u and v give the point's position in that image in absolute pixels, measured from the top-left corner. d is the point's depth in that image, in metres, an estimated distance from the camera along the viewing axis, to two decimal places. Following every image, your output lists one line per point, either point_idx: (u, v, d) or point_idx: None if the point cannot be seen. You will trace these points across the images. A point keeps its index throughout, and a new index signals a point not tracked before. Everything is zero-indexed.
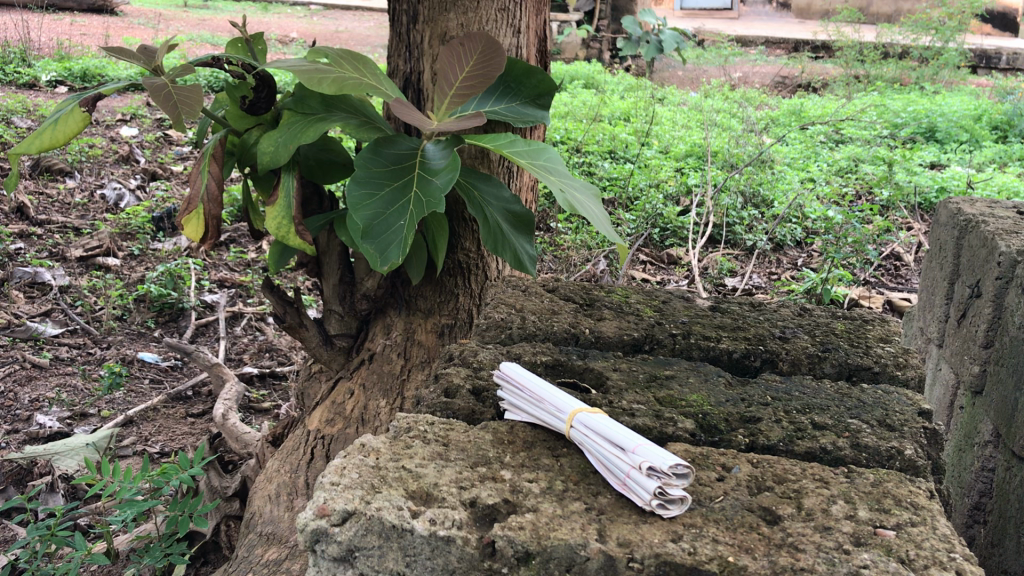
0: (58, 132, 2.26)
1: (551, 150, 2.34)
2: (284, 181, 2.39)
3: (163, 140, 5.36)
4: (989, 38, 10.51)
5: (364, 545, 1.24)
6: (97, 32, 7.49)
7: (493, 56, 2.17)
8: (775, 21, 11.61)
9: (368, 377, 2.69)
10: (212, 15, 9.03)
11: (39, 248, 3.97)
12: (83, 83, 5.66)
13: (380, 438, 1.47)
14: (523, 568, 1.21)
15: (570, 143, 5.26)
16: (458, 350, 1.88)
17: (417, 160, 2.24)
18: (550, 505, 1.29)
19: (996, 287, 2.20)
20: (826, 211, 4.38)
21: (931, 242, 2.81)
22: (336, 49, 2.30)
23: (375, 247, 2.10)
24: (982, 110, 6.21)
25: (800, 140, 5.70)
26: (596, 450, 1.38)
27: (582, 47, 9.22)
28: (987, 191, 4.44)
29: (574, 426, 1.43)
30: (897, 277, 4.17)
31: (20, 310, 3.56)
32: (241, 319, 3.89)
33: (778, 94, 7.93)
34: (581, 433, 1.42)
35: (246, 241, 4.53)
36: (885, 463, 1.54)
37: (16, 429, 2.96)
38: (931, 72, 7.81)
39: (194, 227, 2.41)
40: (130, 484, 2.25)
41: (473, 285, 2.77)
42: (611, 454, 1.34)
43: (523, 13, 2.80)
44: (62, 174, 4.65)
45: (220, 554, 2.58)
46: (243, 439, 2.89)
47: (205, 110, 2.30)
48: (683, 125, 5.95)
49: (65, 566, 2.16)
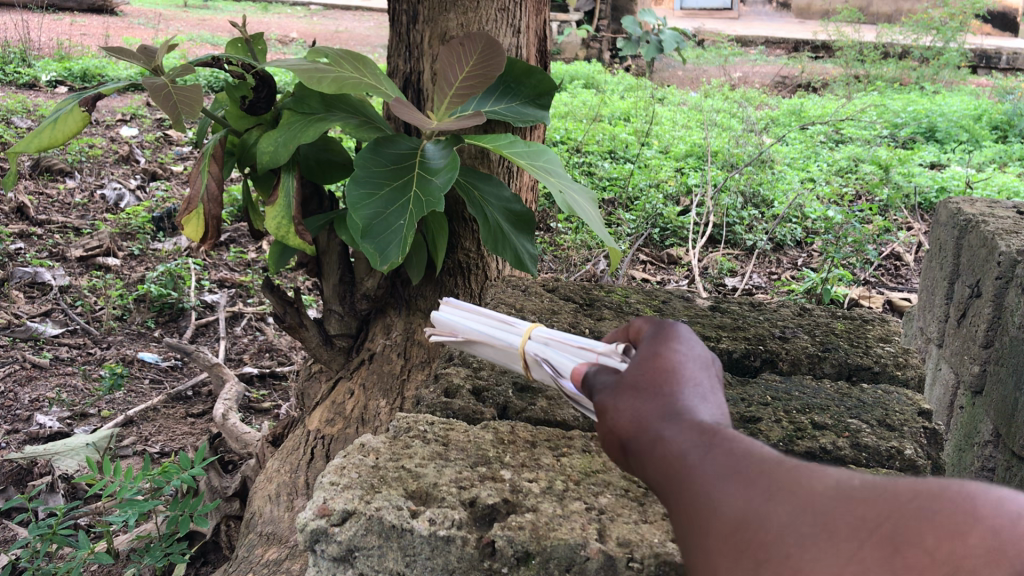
0: (58, 132, 2.26)
1: (549, 152, 2.35)
2: (284, 181, 2.39)
3: (163, 141, 5.37)
4: (989, 38, 10.49)
5: (363, 545, 1.24)
6: (97, 31, 7.47)
7: (493, 56, 2.16)
8: (775, 21, 11.60)
9: (368, 377, 2.70)
10: (213, 15, 8.93)
11: (39, 249, 3.96)
12: (83, 83, 5.67)
13: (380, 438, 1.47)
14: (523, 567, 1.21)
15: (569, 144, 5.27)
16: (458, 350, 1.89)
17: (417, 161, 2.24)
18: (549, 505, 1.28)
19: (996, 288, 2.20)
20: (826, 211, 4.39)
21: (930, 241, 2.82)
22: (335, 49, 2.30)
23: (374, 246, 2.10)
24: (982, 110, 6.21)
25: (800, 140, 5.69)
26: (556, 354, 1.29)
27: (582, 47, 9.22)
28: (987, 191, 4.45)
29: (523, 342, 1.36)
30: (897, 277, 4.16)
31: (20, 310, 3.56)
32: (241, 319, 3.90)
33: (778, 94, 7.92)
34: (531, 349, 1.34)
35: (245, 241, 4.53)
36: (884, 463, 1.54)
37: (16, 429, 2.96)
38: (932, 72, 7.80)
39: (194, 227, 2.40)
40: (131, 485, 2.24)
41: (473, 284, 2.78)
42: (574, 348, 1.27)
43: (523, 14, 2.79)
44: (62, 175, 4.64)
45: (220, 554, 2.58)
46: (243, 439, 2.90)
47: (205, 110, 2.30)
48: (683, 125, 5.95)
49: (65, 566, 2.15)
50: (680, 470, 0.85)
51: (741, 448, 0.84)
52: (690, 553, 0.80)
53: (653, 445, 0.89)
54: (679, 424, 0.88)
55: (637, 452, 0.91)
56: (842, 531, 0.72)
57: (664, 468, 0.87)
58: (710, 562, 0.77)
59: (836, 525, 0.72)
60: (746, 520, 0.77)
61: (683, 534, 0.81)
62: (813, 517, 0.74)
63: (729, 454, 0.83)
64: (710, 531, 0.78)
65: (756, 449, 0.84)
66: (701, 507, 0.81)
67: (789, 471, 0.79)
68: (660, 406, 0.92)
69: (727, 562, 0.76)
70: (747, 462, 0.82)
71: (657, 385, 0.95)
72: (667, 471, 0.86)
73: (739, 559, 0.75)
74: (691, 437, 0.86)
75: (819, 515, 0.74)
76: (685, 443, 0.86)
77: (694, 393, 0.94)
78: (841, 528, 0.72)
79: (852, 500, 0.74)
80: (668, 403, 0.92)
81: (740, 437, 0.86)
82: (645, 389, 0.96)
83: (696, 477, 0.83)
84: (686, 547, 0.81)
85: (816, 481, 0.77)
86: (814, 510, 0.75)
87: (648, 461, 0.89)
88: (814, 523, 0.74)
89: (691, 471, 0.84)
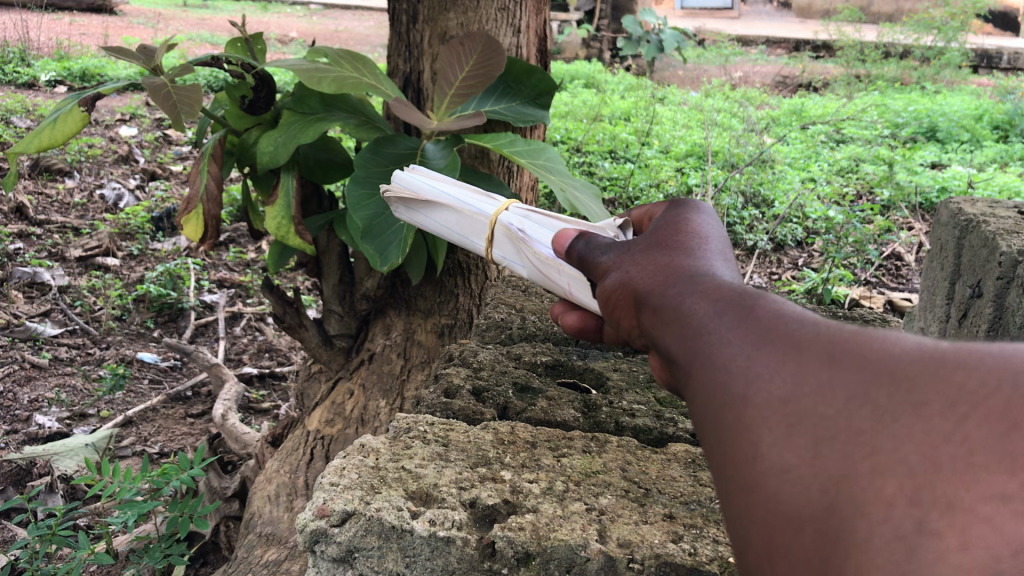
0: (57, 132, 2.25)
1: (551, 150, 2.35)
2: (284, 181, 2.38)
3: (163, 141, 5.36)
4: (989, 37, 10.47)
5: (363, 546, 1.22)
6: (95, 30, 7.43)
7: (492, 55, 2.15)
8: (775, 20, 11.58)
9: (368, 377, 2.70)
10: (213, 14, 8.90)
11: (38, 248, 3.94)
12: (82, 83, 5.66)
13: (380, 438, 1.46)
14: (523, 568, 1.20)
15: (569, 144, 5.27)
16: (458, 350, 1.90)
17: (417, 161, 2.23)
18: (550, 506, 1.27)
19: (997, 288, 2.18)
20: (826, 212, 4.40)
21: (931, 242, 2.81)
22: (335, 49, 2.29)
23: (374, 247, 2.12)
24: (983, 110, 6.20)
25: (800, 140, 5.66)
26: (534, 223, 1.30)
27: (582, 47, 9.19)
28: (988, 191, 4.44)
29: (501, 210, 1.36)
30: (898, 277, 4.14)
31: (20, 310, 3.55)
32: (241, 319, 3.89)
33: (779, 94, 7.90)
34: (508, 215, 1.34)
35: (245, 241, 4.52)
36: None
37: (15, 429, 2.96)
38: (932, 72, 7.78)
39: (193, 228, 2.38)
40: (131, 485, 2.23)
41: (473, 285, 2.74)
42: (556, 220, 1.29)
43: (523, 13, 2.78)
44: (61, 174, 4.61)
45: (220, 554, 2.58)
46: (243, 439, 2.89)
47: (205, 110, 2.29)
48: (683, 125, 5.94)
49: (65, 568, 2.14)
50: (708, 334, 0.74)
51: (782, 311, 0.73)
52: (719, 427, 0.69)
53: (674, 310, 0.79)
54: (705, 284, 0.80)
55: (651, 315, 0.82)
56: (935, 407, 0.60)
57: (685, 334, 0.76)
58: (750, 439, 0.66)
59: (926, 399, 0.61)
60: (801, 392, 0.65)
61: (709, 405, 0.70)
62: (889, 388, 0.62)
63: (768, 318, 0.72)
64: (749, 402, 0.67)
65: (797, 312, 0.73)
66: (734, 376, 0.69)
67: (850, 336, 0.67)
68: (681, 271, 0.84)
69: (774, 439, 0.65)
70: (794, 327, 0.70)
71: (674, 252, 0.89)
72: (687, 331, 0.76)
73: (792, 436, 0.64)
74: (722, 297, 0.77)
75: (899, 387, 0.62)
76: (714, 307, 0.76)
77: (714, 262, 0.86)
78: (934, 403, 0.60)
79: (940, 367, 0.62)
80: (689, 269, 0.84)
81: (774, 297, 0.75)
82: (660, 260, 0.88)
83: (728, 342, 0.72)
84: (712, 421, 0.70)
85: (885, 346, 0.66)
86: (889, 380, 0.63)
87: (666, 319, 0.79)
88: (894, 396, 0.62)
89: (719, 333, 0.73)
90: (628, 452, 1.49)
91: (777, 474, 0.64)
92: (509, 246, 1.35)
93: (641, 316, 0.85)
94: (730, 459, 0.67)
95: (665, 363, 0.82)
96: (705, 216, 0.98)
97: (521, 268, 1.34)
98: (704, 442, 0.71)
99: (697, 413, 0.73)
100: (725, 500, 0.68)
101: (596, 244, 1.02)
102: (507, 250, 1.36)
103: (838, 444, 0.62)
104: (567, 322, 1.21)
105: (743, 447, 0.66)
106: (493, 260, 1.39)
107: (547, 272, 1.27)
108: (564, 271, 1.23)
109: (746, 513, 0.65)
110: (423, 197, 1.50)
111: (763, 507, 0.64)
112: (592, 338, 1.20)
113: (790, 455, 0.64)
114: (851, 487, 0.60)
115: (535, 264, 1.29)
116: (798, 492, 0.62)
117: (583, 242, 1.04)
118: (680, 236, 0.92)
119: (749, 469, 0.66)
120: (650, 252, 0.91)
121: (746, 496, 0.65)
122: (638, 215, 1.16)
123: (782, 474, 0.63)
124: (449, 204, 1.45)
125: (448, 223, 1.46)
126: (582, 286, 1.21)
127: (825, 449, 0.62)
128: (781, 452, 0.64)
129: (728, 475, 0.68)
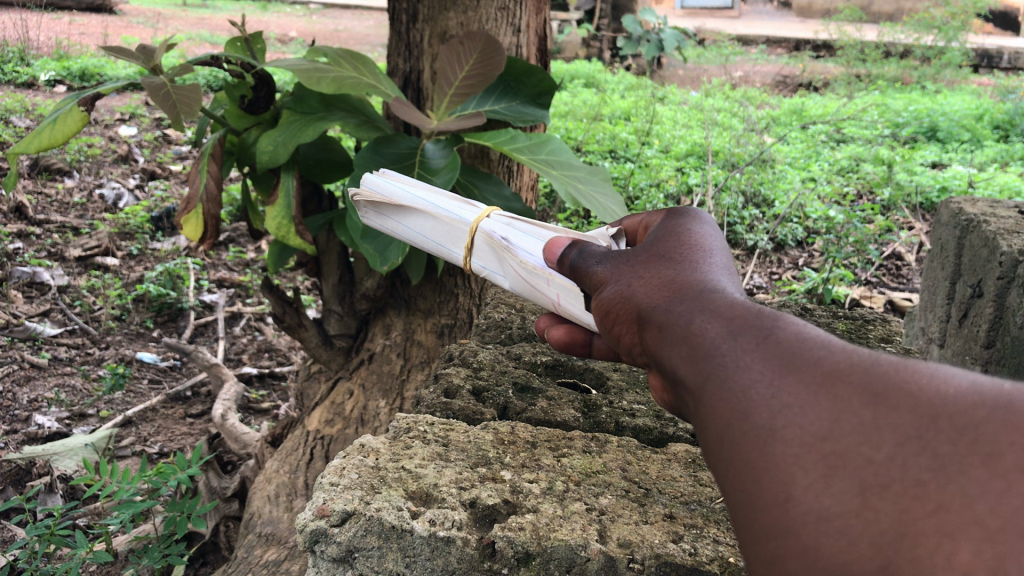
0: (57, 132, 2.24)
1: (554, 142, 2.32)
2: (284, 181, 2.38)
3: (163, 140, 5.36)
4: (991, 37, 10.42)
5: (363, 546, 1.21)
6: None
7: (493, 55, 2.15)
8: (776, 19, 11.54)
9: (368, 377, 2.71)
10: (212, 13, 8.81)
11: (37, 248, 3.93)
12: (82, 82, 5.81)
13: (380, 438, 1.46)
14: (523, 568, 1.19)
15: (569, 143, 5.26)
16: (458, 350, 1.89)
17: (417, 160, 2.23)
18: (550, 506, 1.27)
19: (998, 288, 2.15)
20: (827, 212, 4.38)
21: (931, 242, 2.81)
22: (335, 49, 2.29)
23: (374, 248, 2.12)
24: (984, 110, 6.18)
25: (801, 140, 5.66)
26: (519, 231, 1.29)
27: (582, 46, 9.15)
28: (988, 191, 4.43)
29: (483, 218, 1.35)
30: (899, 277, 4.12)
31: (19, 310, 3.53)
32: (240, 318, 3.89)
33: (779, 93, 7.87)
34: (491, 223, 1.33)
35: (245, 240, 4.52)
36: None
37: (15, 429, 2.95)
38: (932, 72, 7.75)
39: (192, 228, 2.38)
40: (130, 484, 2.22)
41: (473, 285, 2.74)
42: (543, 230, 1.28)
43: (523, 13, 2.76)
44: (61, 174, 4.58)
45: (220, 555, 2.60)
46: (242, 439, 2.88)
47: (205, 109, 2.29)
48: (684, 125, 5.92)
49: (64, 567, 2.13)
50: (722, 356, 0.73)
51: (802, 335, 0.72)
52: (742, 463, 0.68)
53: (683, 330, 0.79)
54: (711, 304, 0.79)
55: (657, 333, 0.82)
56: (1010, 461, 0.60)
57: (695, 357, 0.76)
58: (782, 478, 0.65)
59: (998, 451, 0.61)
60: (837, 430, 0.64)
61: (726, 435, 0.69)
62: (950, 436, 0.62)
63: (789, 342, 0.71)
64: (777, 436, 0.66)
65: (818, 335, 0.72)
66: (757, 404, 0.68)
67: (885, 367, 0.67)
68: (689, 290, 0.83)
69: (810, 481, 0.64)
70: (819, 353, 0.69)
71: (679, 266, 0.89)
72: (696, 356, 0.76)
73: (832, 480, 0.63)
74: (735, 317, 0.76)
75: (962, 435, 0.62)
76: (728, 328, 0.75)
77: (719, 277, 0.86)
78: (1008, 456, 0.60)
79: (1010, 415, 0.62)
80: (694, 286, 0.84)
81: (791, 318, 0.75)
82: (664, 274, 0.88)
83: (746, 367, 0.71)
84: (736, 455, 0.68)
85: (934, 383, 0.65)
86: (948, 426, 0.62)
87: (673, 341, 0.79)
88: (957, 445, 0.61)
89: (733, 357, 0.73)
90: (628, 452, 1.48)
91: (816, 521, 0.63)
92: (490, 255, 1.34)
93: (645, 333, 0.84)
94: (757, 499, 0.66)
95: (667, 383, 0.82)
96: (705, 227, 0.98)
97: (504, 278, 1.33)
98: (717, 469, 0.71)
99: (708, 439, 0.72)
100: (746, 541, 0.67)
101: (590, 252, 1.01)
102: (489, 259, 1.35)
103: (892, 495, 0.61)
104: (553, 336, 1.24)
105: (774, 487, 0.65)
106: (472, 270, 1.38)
107: (534, 283, 1.26)
108: (553, 281, 1.23)
109: (778, 561, 0.64)
110: (397, 203, 1.48)
111: (798, 557, 0.63)
112: (579, 352, 1.25)
113: (831, 502, 0.63)
114: (912, 547, 0.60)
115: (521, 273, 1.27)
116: (846, 545, 0.62)
117: (575, 252, 1.03)
118: (682, 249, 0.92)
119: (782, 510, 0.64)
120: (652, 264, 0.90)
121: (776, 542, 0.65)
122: (631, 225, 1.17)
123: (821, 522, 0.63)
124: (426, 210, 1.43)
125: (423, 229, 1.44)
126: (571, 298, 1.21)
127: (875, 499, 0.62)
128: (819, 496, 0.63)
129: (752, 515, 0.66)
